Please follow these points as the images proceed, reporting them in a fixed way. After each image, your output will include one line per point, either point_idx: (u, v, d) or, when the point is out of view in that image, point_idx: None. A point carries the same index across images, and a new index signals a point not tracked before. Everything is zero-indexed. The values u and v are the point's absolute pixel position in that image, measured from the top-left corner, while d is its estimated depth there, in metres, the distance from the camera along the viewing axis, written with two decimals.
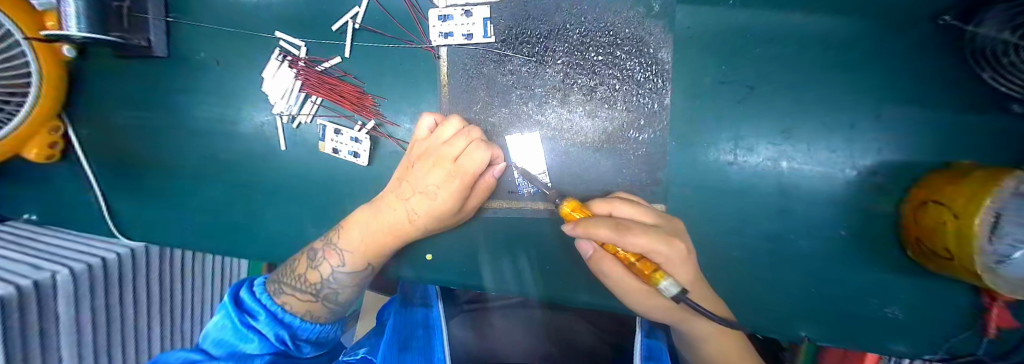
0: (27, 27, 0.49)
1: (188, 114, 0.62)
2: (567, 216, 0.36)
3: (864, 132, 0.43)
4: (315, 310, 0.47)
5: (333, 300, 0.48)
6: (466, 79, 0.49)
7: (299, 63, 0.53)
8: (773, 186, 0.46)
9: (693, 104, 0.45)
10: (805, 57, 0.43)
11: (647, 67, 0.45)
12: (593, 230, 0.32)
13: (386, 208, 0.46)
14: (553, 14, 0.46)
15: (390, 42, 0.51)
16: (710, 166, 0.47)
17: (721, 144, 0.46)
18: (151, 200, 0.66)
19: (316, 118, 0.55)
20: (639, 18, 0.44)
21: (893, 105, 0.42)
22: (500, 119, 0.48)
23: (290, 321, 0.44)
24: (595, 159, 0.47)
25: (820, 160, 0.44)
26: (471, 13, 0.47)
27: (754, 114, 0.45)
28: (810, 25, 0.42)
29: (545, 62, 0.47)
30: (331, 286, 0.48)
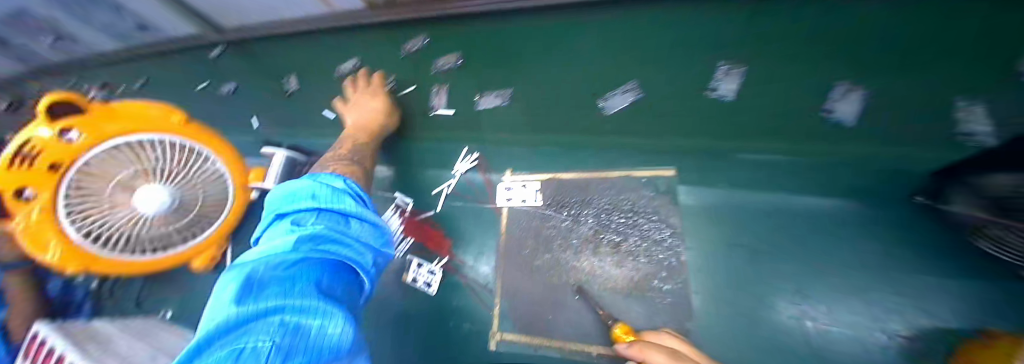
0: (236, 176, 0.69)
1: None
2: (620, 338, 0.47)
3: (881, 298, 0.47)
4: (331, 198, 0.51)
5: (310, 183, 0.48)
6: (519, 228, 0.65)
7: (406, 212, 0.72)
8: (804, 344, 0.48)
9: (712, 261, 0.55)
10: (797, 227, 0.54)
11: (663, 230, 0.57)
12: (648, 352, 0.38)
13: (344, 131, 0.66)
14: (585, 188, 0.63)
15: (468, 201, 0.71)
16: (739, 320, 0.51)
17: (745, 299, 0.52)
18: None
19: (407, 254, 0.68)
20: (652, 194, 0.60)
21: (902, 278, 0.48)
22: (543, 262, 0.60)
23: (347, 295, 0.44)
24: (626, 304, 0.54)
25: (846, 322, 0.47)
26: (527, 186, 0.67)
27: (769, 272, 0.52)
28: (796, 203, 0.56)
29: (580, 220, 0.61)
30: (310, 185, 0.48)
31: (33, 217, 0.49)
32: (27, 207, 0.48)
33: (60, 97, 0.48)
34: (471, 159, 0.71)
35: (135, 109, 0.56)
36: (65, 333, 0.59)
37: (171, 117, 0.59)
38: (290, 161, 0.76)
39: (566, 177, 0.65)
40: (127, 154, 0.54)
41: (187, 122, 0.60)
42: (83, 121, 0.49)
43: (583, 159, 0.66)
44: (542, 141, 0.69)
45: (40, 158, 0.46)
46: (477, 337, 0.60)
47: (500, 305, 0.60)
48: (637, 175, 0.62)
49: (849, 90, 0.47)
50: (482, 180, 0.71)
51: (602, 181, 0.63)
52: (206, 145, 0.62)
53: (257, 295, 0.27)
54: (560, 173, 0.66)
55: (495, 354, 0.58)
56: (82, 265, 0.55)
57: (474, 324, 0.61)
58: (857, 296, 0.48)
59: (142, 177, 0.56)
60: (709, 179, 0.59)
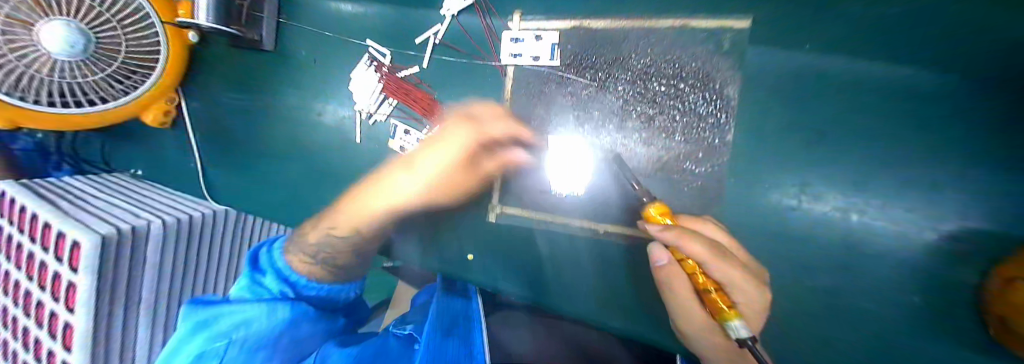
0: (164, 14, 0.59)
1: (278, 99, 0.71)
2: (654, 219, 0.35)
3: (950, 195, 0.38)
4: (320, 272, 0.47)
5: (332, 263, 0.47)
6: (529, 94, 0.53)
7: (383, 68, 0.59)
8: (831, 233, 0.43)
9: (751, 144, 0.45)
10: (894, 103, 0.40)
11: (711, 102, 0.45)
12: (690, 244, 0.31)
13: (380, 186, 0.46)
14: (621, 44, 0.49)
15: (465, 57, 0.56)
16: (768, 210, 0.46)
17: (779, 184, 0.45)
18: (241, 174, 0.76)
19: (392, 118, 0.61)
20: (710, 54, 0.45)
21: (1003, 169, 0.36)
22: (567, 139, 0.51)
23: (296, 281, 0.45)
24: (647, 184, 0.48)
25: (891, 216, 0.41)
26: (541, 38, 0.51)
27: (820, 157, 0.43)
28: (911, 75, 0.39)
29: (607, 88, 0.49)
30: (326, 251, 0.47)
31: None
32: None
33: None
34: None
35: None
36: (40, 193, 0.56)
37: None
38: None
39: (596, 27, 0.50)
40: None
41: None
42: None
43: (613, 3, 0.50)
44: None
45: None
46: (475, 208, 0.58)
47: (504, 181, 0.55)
48: (695, 27, 0.45)
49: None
50: (481, 27, 0.55)
51: (645, 34, 0.48)
52: None
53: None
54: (588, 21, 0.51)
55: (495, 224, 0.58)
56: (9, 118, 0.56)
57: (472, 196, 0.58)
58: (926, 188, 0.39)
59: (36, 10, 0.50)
60: (788, 35, 0.43)
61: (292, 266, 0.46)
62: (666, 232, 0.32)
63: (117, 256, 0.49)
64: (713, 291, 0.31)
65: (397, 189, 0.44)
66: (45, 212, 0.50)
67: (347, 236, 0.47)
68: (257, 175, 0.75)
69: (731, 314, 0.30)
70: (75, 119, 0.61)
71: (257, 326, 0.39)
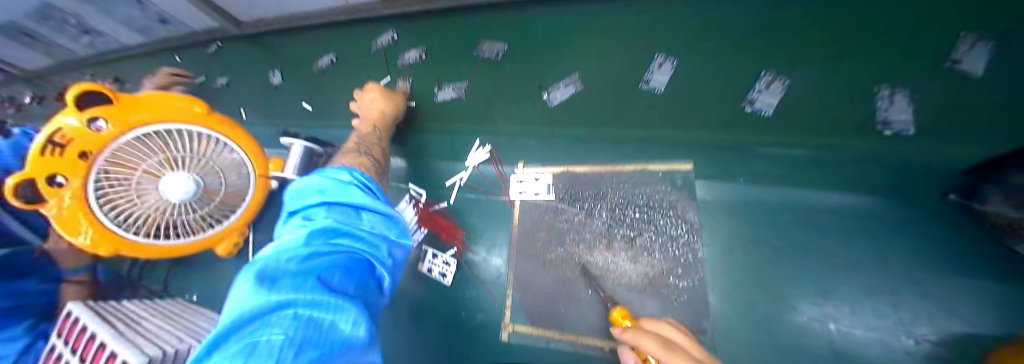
0: (259, 167, 0.69)
1: None
2: (617, 322, 0.44)
3: (908, 297, 0.45)
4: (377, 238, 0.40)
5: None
6: (534, 223, 0.63)
7: (420, 204, 0.71)
8: (853, 306, 0.46)
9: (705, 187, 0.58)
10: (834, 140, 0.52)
11: (679, 225, 0.54)
12: (642, 341, 0.37)
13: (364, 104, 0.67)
14: (600, 182, 0.61)
15: (482, 193, 0.69)
16: (785, 328, 0.47)
17: (755, 252, 0.52)
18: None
19: (422, 245, 0.67)
20: (668, 189, 0.57)
21: (924, 269, 0.46)
22: (556, 238, 0.60)
23: None
24: (639, 302, 0.52)
25: (890, 326, 0.44)
26: (540, 179, 0.65)
27: (783, 219, 0.53)
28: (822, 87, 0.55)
29: (593, 214, 0.59)
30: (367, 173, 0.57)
31: (65, 204, 0.51)
32: (58, 195, 0.50)
33: (83, 89, 0.49)
34: (484, 151, 0.70)
35: (158, 97, 0.57)
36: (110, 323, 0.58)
37: (195, 106, 0.60)
38: (307, 152, 0.74)
39: (581, 171, 0.64)
40: (148, 139, 0.56)
41: (207, 111, 0.61)
42: (108, 111, 0.51)
43: (596, 154, 0.64)
44: (551, 135, 0.68)
45: (70, 146, 0.49)
46: (489, 329, 0.60)
47: (513, 297, 0.59)
48: (653, 170, 0.59)
49: (893, 94, 0.46)
50: (495, 172, 0.69)
51: (616, 174, 0.61)
52: (225, 134, 0.62)
53: (284, 279, 0.29)
54: (573, 167, 0.64)
55: (506, 344, 0.58)
56: (114, 248, 0.58)
57: (487, 315, 0.61)
58: (885, 297, 0.46)
59: (165, 167, 0.58)
60: (728, 175, 0.57)
61: None
62: (625, 333, 0.40)
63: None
64: None
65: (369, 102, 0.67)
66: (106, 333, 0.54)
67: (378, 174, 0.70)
68: None
69: None
70: (173, 253, 0.65)
71: None
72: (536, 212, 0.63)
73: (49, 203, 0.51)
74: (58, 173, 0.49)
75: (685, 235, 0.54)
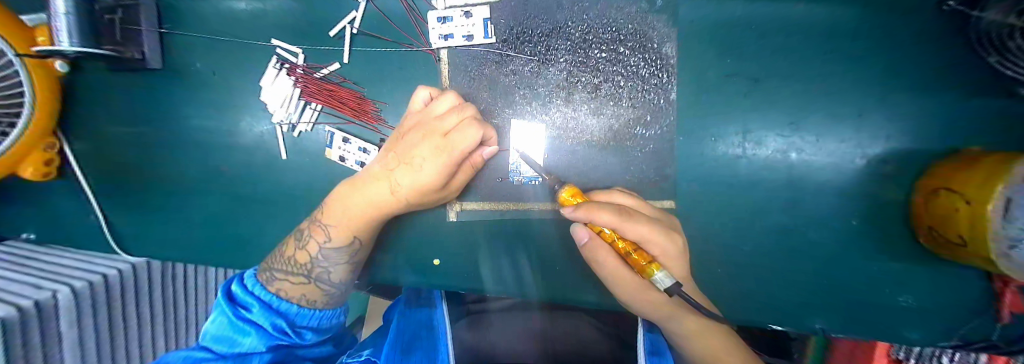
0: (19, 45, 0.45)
1: (172, 122, 0.57)
2: (566, 203, 0.34)
3: (870, 120, 0.42)
4: (312, 295, 0.41)
5: (327, 280, 0.43)
6: (471, 80, 0.47)
7: (298, 70, 0.49)
8: (811, 135, 0.44)
9: (688, 9, 0.43)
10: None
11: (653, 63, 0.43)
12: (596, 214, 0.30)
13: (366, 180, 0.42)
14: (556, 10, 0.44)
15: (389, 46, 0.48)
16: (739, 165, 0.46)
17: (732, 86, 0.44)
18: (147, 216, 0.60)
19: (324, 126, 0.50)
20: (643, 12, 0.42)
21: (896, 88, 0.42)
22: (500, 98, 0.46)
23: (287, 308, 0.38)
24: (603, 160, 0.45)
25: (837, 150, 0.43)
26: (469, 13, 0.45)
27: (773, 43, 0.43)
28: None
29: (548, 60, 0.45)
30: (322, 265, 0.43)
31: None
32: None
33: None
34: None
35: None
36: None
37: None
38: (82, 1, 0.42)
39: None
40: None
41: None
42: None
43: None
44: None
45: None
46: (435, 212, 0.52)
47: None
48: None
49: None
50: (402, 10, 0.47)
51: None
52: None
53: None
54: None
55: (456, 223, 0.52)
56: None
57: None
58: (848, 121, 0.43)
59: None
60: None
61: (278, 295, 0.39)
62: (578, 211, 0.31)
63: (25, 335, 0.46)
64: (632, 253, 0.32)
65: (381, 195, 0.42)
66: None
67: (343, 247, 0.44)
68: (160, 213, 0.60)
69: (652, 267, 0.31)
70: None
71: None
72: (473, 66, 0.46)
73: None
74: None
75: (657, 75, 0.43)
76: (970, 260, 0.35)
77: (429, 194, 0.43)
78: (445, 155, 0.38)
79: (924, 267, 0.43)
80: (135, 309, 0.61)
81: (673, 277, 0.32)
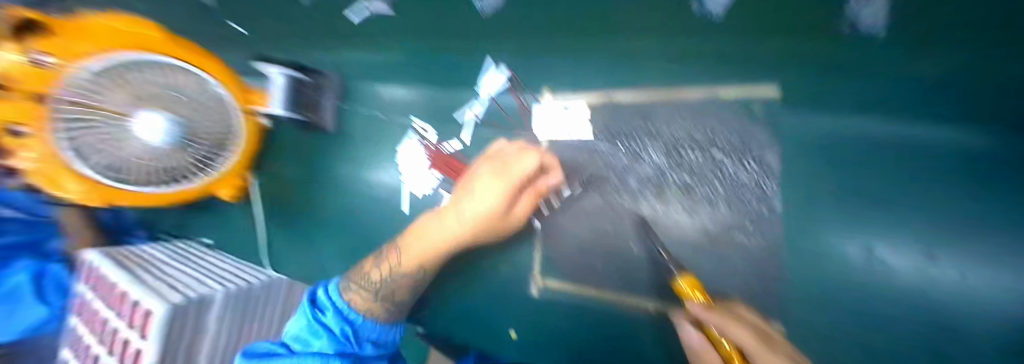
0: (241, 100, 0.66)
1: (328, 172, 0.75)
2: (691, 293, 0.36)
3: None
4: (376, 309, 0.50)
5: (389, 300, 0.51)
6: (566, 167, 0.52)
7: (429, 145, 0.61)
8: None
9: (792, 123, 0.42)
10: None
11: (753, 171, 0.43)
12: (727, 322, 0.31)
13: (433, 219, 0.50)
14: (652, 115, 0.48)
15: (501, 132, 0.58)
16: None
17: None
18: (297, 241, 0.77)
19: (439, 191, 0.61)
20: (744, 122, 0.44)
21: None
22: (592, 186, 0.50)
23: (353, 318, 0.48)
24: (695, 261, 0.45)
25: None
26: (573, 114, 0.53)
27: None
28: None
29: (641, 157, 0.48)
30: (388, 285, 0.50)
31: (35, 154, 0.55)
32: (27, 148, 0.55)
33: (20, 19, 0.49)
34: (502, 76, 0.57)
35: (99, 21, 0.54)
36: (133, 272, 0.63)
37: (152, 33, 0.56)
38: (292, 80, 0.62)
39: (626, 102, 0.50)
40: (112, 76, 0.53)
41: (170, 36, 0.58)
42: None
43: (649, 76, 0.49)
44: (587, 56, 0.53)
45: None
46: (517, 280, 0.56)
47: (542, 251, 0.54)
48: (724, 98, 0.45)
49: None
50: (516, 105, 0.57)
51: (674, 105, 0.47)
52: (213, 75, 0.62)
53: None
54: (617, 95, 0.51)
55: (539, 300, 0.55)
56: (109, 196, 0.62)
57: (513, 267, 0.57)
58: None
59: (129, 101, 0.53)
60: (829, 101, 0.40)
61: (351, 305, 0.49)
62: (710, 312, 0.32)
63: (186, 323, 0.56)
64: None
65: (440, 230, 0.48)
66: (133, 285, 0.59)
67: (409, 272, 0.50)
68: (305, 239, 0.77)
69: None
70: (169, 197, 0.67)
71: None
72: (570, 155, 0.52)
73: (26, 155, 0.56)
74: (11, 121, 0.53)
75: (758, 183, 0.42)
76: None
77: (491, 228, 0.48)
78: (512, 187, 0.45)
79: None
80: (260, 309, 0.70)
81: None
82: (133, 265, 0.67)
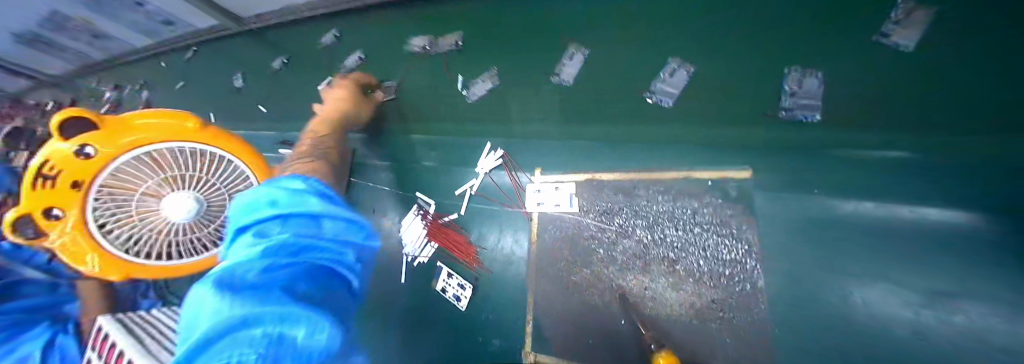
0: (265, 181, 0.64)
1: None
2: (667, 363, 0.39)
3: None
4: (314, 168, 0.54)
5: (322, 157, 0.58)
6: (555, 239, 0.55)
7: (428, 216, 0.65)
8: None
9: (764, 203, 0.46)
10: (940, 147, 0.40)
11: (732, 247, 0.45)
12: None
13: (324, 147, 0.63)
14: (633, 192, 0.52)
15: (494, 205, 0.62)
16: None
17: None
18: None
19: (435, 260, 0.63)
20: (718, 201, 0.47)
21: None
22: (581, 259, 0.52)
23: (325, 194, 0.40)
24: (684, 339, 0.45)
25: None
26: (560, 188, 0.57)
27: None
28: None
29: (625, 232, 0.51)
30: (314, 153, 0.58)
31: (69, 238, 0.48)
32: (58, 228, 0.47)
33: (70, 114, 0.46)
34: (496, 157, 0.62)
35: (142, 115, 0.52)
36: (127, 327, 0.58)
37: (188, 122, 0.54)
38: None
39: (609, 179, 0.55)
40: (151, 161, 0.51)
41: (202, 125, 0.55)
42: (95, 136, 0.47)
43: (629, 157, 0.55)
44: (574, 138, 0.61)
45: (59, 178, 0.45)
46: (508, 356, 0.54)
47: (533, 325, 0.54)
48: (698, 177, 0.49)
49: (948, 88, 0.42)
50: (508, 180, 0.61)
51: (653, 184, 0.51)
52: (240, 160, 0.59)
53: (235, 286, 0.28)
54: (601, 173, 0.56)
55: None
56: (125, 272, 0.53)
57: (505, 341, 0.55)
58: None
59: (167, 186, 0.52)
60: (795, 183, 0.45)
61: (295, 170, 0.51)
62: None
63: None
64: None
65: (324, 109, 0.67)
66: (123, 340, 0.53)
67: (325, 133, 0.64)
68: None
69: None
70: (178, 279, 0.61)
71: (301, 331, 0.29)
72: (559, 228, 0.55)
73: (53, 238, 0.48)
74: (53, 206, 0.46)
75: (741, 257, 0.44)
76: None
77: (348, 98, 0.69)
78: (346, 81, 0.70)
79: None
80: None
81: None
82: (123, 320, 0.62)
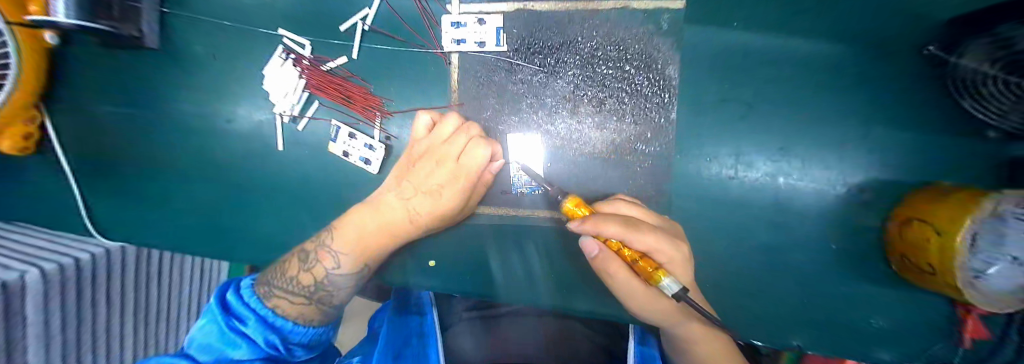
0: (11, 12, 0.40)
1: (165, 104, 0.56)
2: (571, 214, 0.33)
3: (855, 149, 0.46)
4: (309, 313, 0.39)
5: (328, 302, 0.42)
6: (477, 85, 0.48)
7: (304, 62, 0.49)
8: (789, 159, 0.47)
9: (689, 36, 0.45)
10: None
11: (655, 83, 0.45)
12: (604, 227, 0.31)
13: (380, 207, 0.45)
14: (566, 26, 0.46)
15: (400, 45, 0.49)
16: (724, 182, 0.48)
17: (721, 113, 0.47)
18: (128, 201, 0.57)
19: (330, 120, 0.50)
20: (650, 35, 0.45)
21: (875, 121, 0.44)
22: (510, 108, 0.47)
23: (281, 324, 0.36)
24: (602, 172, 0.47)
25: (811, 173, 0.46)
26: (484, 21, 0.45)
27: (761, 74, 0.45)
28: None
29: (556, 72, 0.46)
30: (327, 288, 0.42)
31: None
32: None
33: None
34: None
35: None
36: None
37: None
38: None
39: (540, 10, 0.46)
40: None
41: None
42: None
43: None
44: None
45: None
46: None
47: None
48: (635, 8, 0.45)
49: None
50: (415, 11, 0.47)
51: (588, 16, 0.45)
52: None
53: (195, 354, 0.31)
54: (531, 3, 0.46)
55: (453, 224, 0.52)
56: None
57: None
58: (826, 150, 0.46)
59: None
60: (720, 12, 0.44)
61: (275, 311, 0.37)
62: (585, 223, 0.31)
63: None
64: (639, 260, 0.32)
65: (418, 203, 0.44)
66: None
67: (352, 273, 0.44)
68: (140, 196, 0.57)
69: (659, 276, 0.31)
70: None
71: None
72: (486, 72, 0.47)
73: None
74: None
75: (660, 94, 0.45)
76: (938, 287, 0.36)
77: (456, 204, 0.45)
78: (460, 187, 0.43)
79: (897, 290, 0.44)
80: (113, 295, 0.57)
81: (679, 283, 0.31)
82: None
